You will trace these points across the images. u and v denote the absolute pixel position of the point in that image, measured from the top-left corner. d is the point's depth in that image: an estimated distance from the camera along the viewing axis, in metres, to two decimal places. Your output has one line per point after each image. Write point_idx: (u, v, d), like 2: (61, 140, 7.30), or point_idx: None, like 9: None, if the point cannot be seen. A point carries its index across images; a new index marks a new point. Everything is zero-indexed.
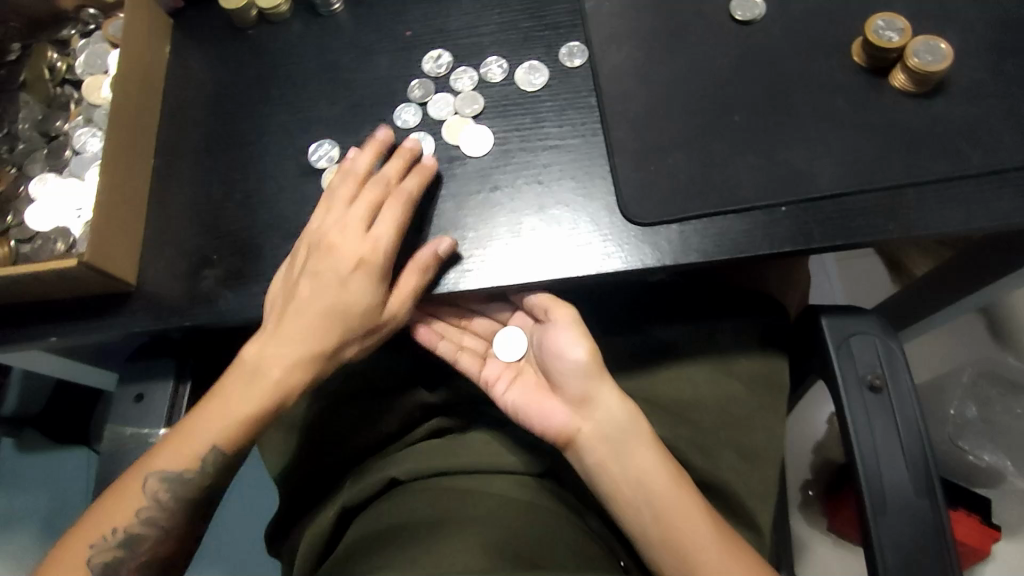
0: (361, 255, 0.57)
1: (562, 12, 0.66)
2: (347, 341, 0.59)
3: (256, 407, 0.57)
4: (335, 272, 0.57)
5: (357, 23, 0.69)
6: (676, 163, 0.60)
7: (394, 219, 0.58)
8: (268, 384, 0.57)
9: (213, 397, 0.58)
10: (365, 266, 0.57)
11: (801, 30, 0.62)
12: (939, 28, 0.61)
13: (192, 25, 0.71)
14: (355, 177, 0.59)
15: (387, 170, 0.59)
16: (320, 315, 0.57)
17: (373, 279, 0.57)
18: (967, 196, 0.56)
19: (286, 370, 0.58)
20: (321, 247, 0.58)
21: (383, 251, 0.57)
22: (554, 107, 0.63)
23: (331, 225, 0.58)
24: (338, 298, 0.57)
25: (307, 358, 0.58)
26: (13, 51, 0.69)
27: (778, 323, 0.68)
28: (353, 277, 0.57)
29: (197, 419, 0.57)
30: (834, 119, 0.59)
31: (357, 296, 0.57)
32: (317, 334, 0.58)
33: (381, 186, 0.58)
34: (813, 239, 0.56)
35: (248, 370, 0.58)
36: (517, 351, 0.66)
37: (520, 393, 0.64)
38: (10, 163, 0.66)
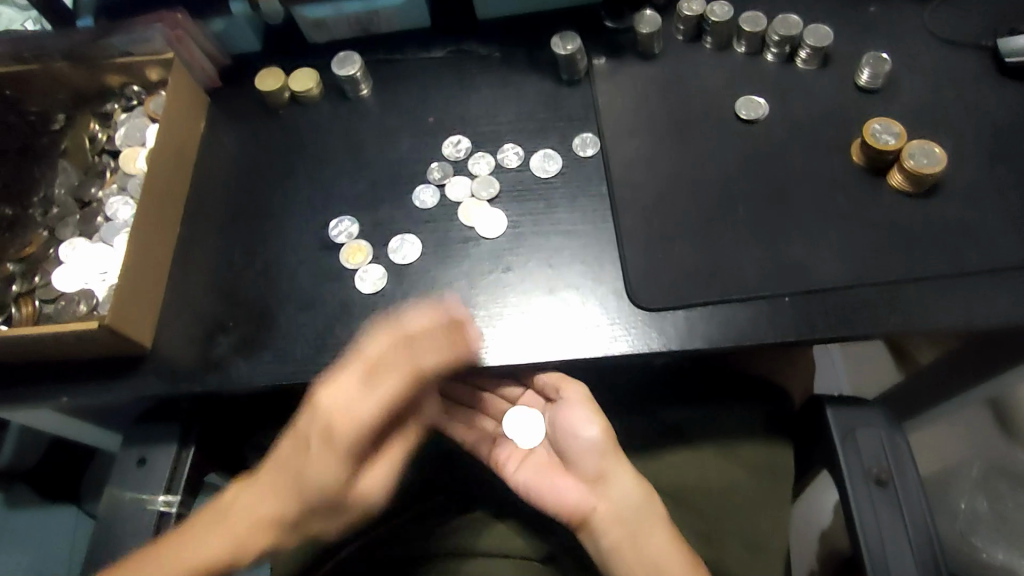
0: (334, 428, 0.52)
1: (576, 104, 0.70)
2: (311, 515, 0.56)
3: (205, 564, 0.55)
4: (309, 442, 0.53)
5: (382, 107, 0.73)
6: (682, 252, 0.62)
7: (393, 399, 0.53)
8: (232, 537, 0.56)
9: (174, 534, 0.56)
10: (348, 445, 0.53)
11: (802, 130, 0.66)
12: (935, 132, 0.64)
13: (227, 102, 0.75)
14: (389, 340, 0.53)
15: (420, 344, 0.53)
16: (290, 484, 0.55)
17: (346, 468, 0.54)
18: (966, 294, 0.57)
19: (251, 533, 0.57)
20: (315, 418, 0.53)
21: (360, 429, 0.52)
22: (566, 194, 0.66)
23: (336, 402, 0.52)
24: (306, 472, 0.54)
25: (271, 521, 0.57)
26: (58, 120, 0.73)
27: (781, 410, 0.69)
28: (322, 452, 0.53)
29: (148, 558, 0.55)
30: (834, 215, 0.62)
31: (325, 477, 0.53)
32: (284, 503, 0.56)
33: (399, 359, 0.53)
34: (816, 328, 0.57)
35: (222, 522, 0.57)
36: (524, 434, 0.67)
37: (533, 472, 0.63)
38: (43, 226, 0.69)
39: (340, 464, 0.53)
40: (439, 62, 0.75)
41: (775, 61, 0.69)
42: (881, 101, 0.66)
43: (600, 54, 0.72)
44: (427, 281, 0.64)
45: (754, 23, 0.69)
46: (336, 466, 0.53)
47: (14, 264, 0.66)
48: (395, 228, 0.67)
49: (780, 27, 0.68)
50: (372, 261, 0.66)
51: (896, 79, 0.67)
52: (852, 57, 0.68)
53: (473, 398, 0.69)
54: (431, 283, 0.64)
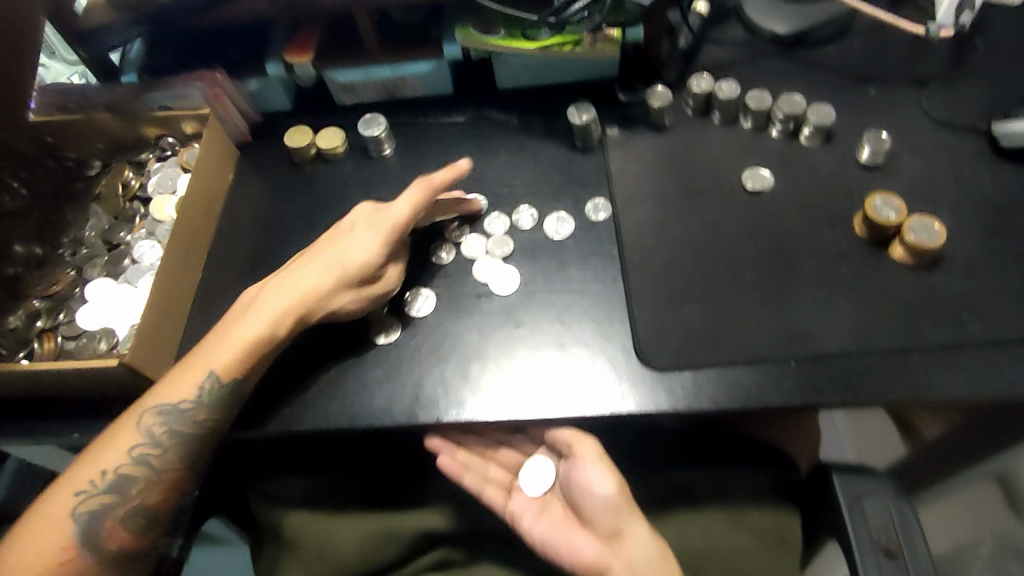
0: (373, 220, 0.65)
1: (590, 170, 0.74)
2: (344, 287, 0.63)
3: (249, 341, 0.60)
4: (344, 241, 0.64)
5: (404, 166, 0.77)
6: (690, 314, 0.63)
7: (422, 205, 0.65)
8: (272, 316, 0.61)
9: (219, 331, 0.61)
10: (391, 209, 0.64)
11: (806, 202, 0.68)
12: (934, 209, 0.66)
13: (256, 156, 0.79)
14: (423, 186, 0.65)
15: (438, 177, 0.65)
16: (325, 259, 0.63)
17: (381, 239, 0.63)
18: (970, 365, 0.58)
19: (289, 307, 0.61)
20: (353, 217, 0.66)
21: (394, 220, 0.64)
22: (578, 255, 0.68)
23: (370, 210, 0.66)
24: (342, 249, 0.63)
25: (302, 312, 0.62)
26: (94, 167, 0.77)
27: (789, 477, 0.69)
28: (363, 233, 0.64)
29: (196, 359, 0.60)
30: (839, 283, 0.63)
31: (365, 247, 0.63)
32: (319, 280, 0.62)
33: (425, 185, 0.65)
34: (821, 394, 0.58)
35: (259, 306, 0.62)
36: (540, 484, 0.66)
37: (548, 526, 0.63)
38: (71, 266, 0.71)
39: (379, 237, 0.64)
40: (460, 126, 0.78)
41: (780, 137, 0.73)
42: (881, 177, 0.69)
43: (613, 124, 0.75)
44: (440, 334, 0.65)
45: (760, 101, 0.72)
46: (385, 230, 0.64)
47: (41, 300, 0.69)
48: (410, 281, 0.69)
49: (785, 105, 0.71)
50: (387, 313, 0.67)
51: (896, 157, 0.70)
52: (853, 135, 0.72)
53: (489, 448, 0.68)
54: (443, 334, 0.65)
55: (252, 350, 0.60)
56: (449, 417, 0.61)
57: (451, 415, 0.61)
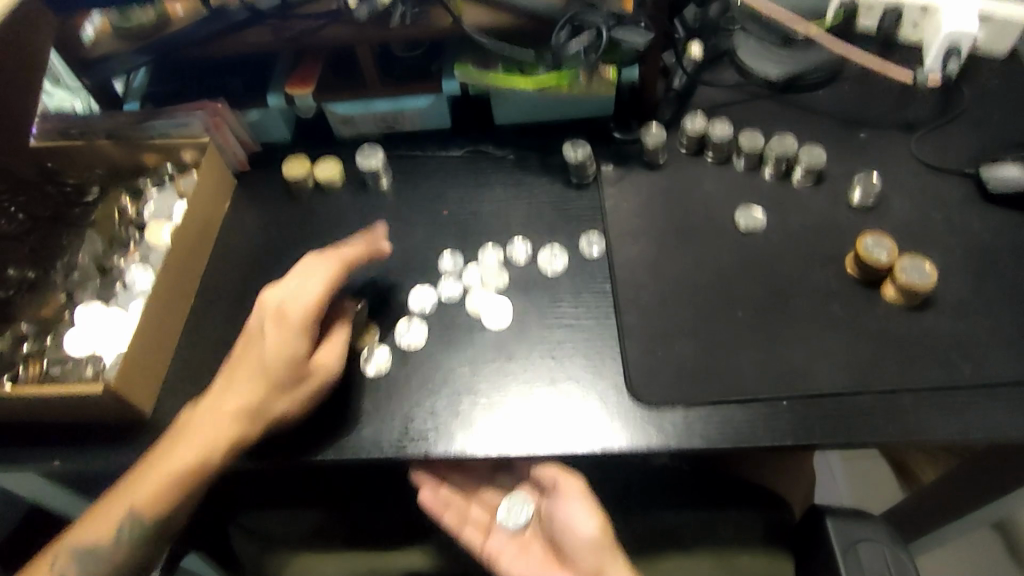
0: (289, 311, 0.59)
1: (584, 206, 0.74)
2: (272, 398, 0.58)
3: (169, 474, 0.57)
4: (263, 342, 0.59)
5: (400, 198, 0.77)
6: (682, 351, 0.63)
7: (334, 282, 0.61)
8: (191, 448, 0.57)
9: (144, 459, 0.59)
10: (297, 293, 0.60)
11: (798, 242, 0.69)
12: (924, 250, 0.67)
13: (254, 186, 0.80)
14: (331, 261, 0.63)
15: (346, 249, 0.63)
16: (248, 371, 0.59)
17: (295, 331, 0.58)
18: (963, 407, 0.58)
19: (209, 434, 0.57)
20: (266, 307, 0.60)
21: (307, 309, 0.59)
22: (571, 288, 0.68)
23: (281, 295, 0.60)
24: (264, 355, 0.58)
25: (227, 432, 0.57)
26: (92, 193, 0.77)
27: (783, 519, 0.67)
28: (278, 329, 0.58)
29: (117, 494, 0.58)
30: (831, 323, 0.63)
31: (284, 348, 0.58)
32: (241, 395, 0.58)
33: (333, 265, 0.62)
34: (814, 434, 0.57)
35: (184, 433, 0.58)
36: (520, 521, 0.65)
37: (526, 566, 0.62)
38: (62, 290, 0.71)
39: (293, 330, 0.58)
40: (457, 160, 0.79)
41: (773, 177, 0.74)
42: (873, 219, 0.70)
43: (608, 161, 0.76)
44: (430, 366, 0.65)
45: (753, 141, 0.73)
46: (295, 320, 0.58)
47: (29, 323, 0.68)
48: (402, 312, 0.69)
49: (777, 146, 0.72)
50: (378, 343, 0.66)
51: (887, 199, 0.71)
52: (845, 177, 0.73)
53: (471, 486, 0.68)
54: (434, 366, 0.65)
55: (176, 480, 0.57)
56: (436, 451, 0.60)
57: (437, 450, 0.60)
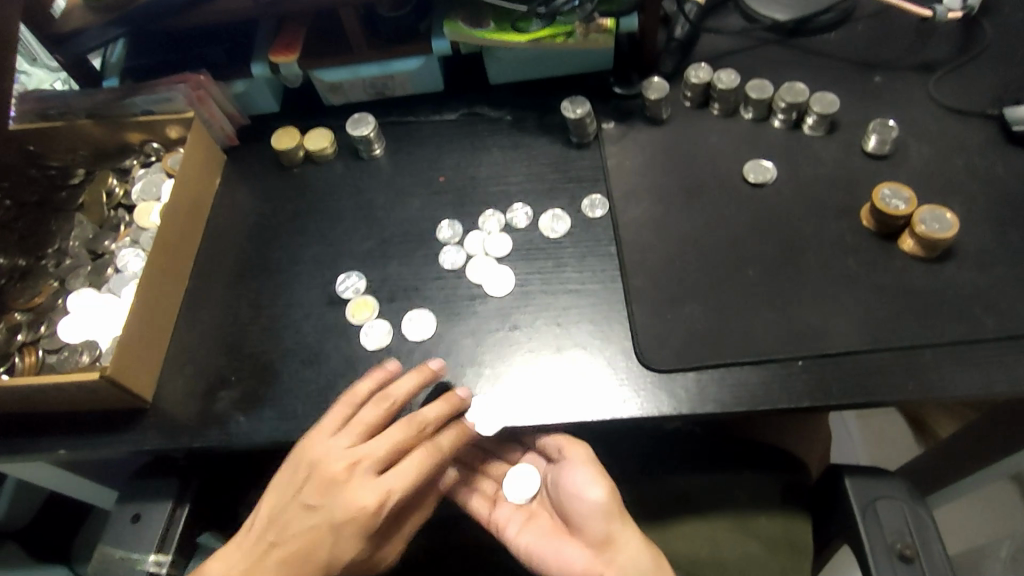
0: (361, 508, 0.54)
1: (586, 167, 0.71)
2: None
3: None
4: (327, 523, 0.54)
5: (395, 166, 0.74)
6: (692, 314, 0.61)
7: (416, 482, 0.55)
8: None
9: None
10: (374, 491, 0.54)
11: (809, 195, 0.66)
12: (944, 198, 0.64)
13: (243, 160, 0.77)
14: (408, 423, 0.56)
15: (427, 413, 0.56)
16: (301, 552, 0.54)
17: (365, 534, 0.54)
18: (985, 361, 0.55)
19: None
20: (336, 498, 0.54)
21: (383, 511, 0.54)
22: (575, 253, 0.66)
23: (356, 486, 0.54)
24: (325, 542, 0.54)
25: None
26: (78, 175, 0.75)
27: (796, 480, 0.66)
28: (346, 525, 0.54)
29: None
30: (845, 278, 0.61)
31: (349, 551, 0.54)
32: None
33: (411, 435, 0.56)
34: (831, 394, 0.55)
35: None
36: (525, 491, 0.64)
37: (534, 535, 0.61)
38: (54, 277, 0.69)
39: (364, 531, 0.54)
40: (452, 124, 0.76)
41: (783, 127, 0.70)
42: (888, 167, 0.66)
43: (609, 119, 0.73)
44: (434, 340, 0.63)
45: (761, 90, 0.70)
46: (368, 520, 0.54)
47: (23, 313, 0.67)
48: (403, 285, 0.67)
49: (787, 94, 0.69)
50: (378, 318, 0.65)
51: (902, 146, 0.67)
52: (859, 124, 0.69)
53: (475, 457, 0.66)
54: (436, 339, 0.63)
55: None
56: None
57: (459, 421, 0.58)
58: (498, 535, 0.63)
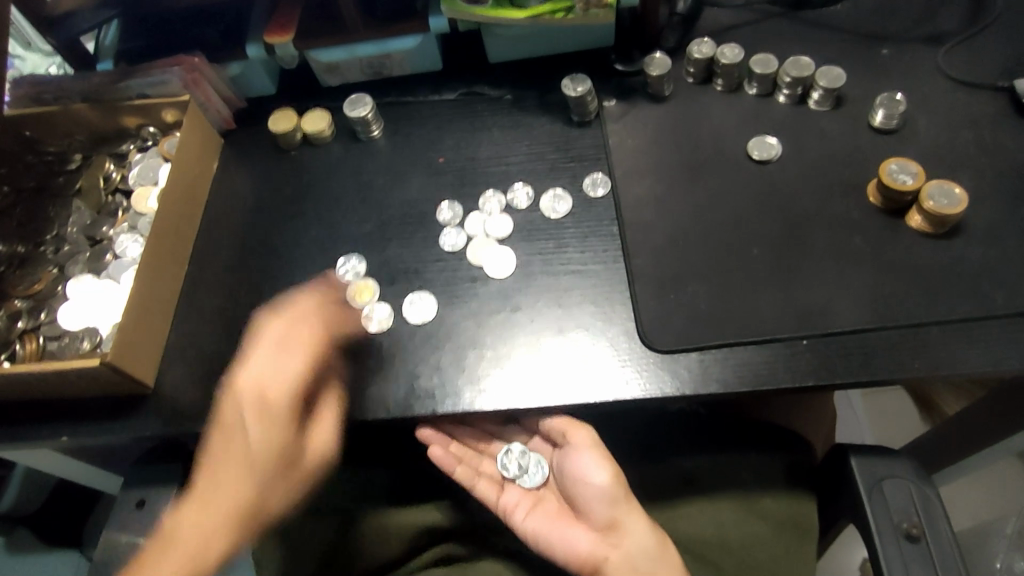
0: (263, 395, 0.59)
1: (588, 145, 0.70)
2: (276, 479, 0.60)
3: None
4: (241, 419, 0.58)
5: (393, 147, 0.74)
6: (695, 294, 0.60)
7: (312, 358, 0.60)
8: (186, 549, 0.54)
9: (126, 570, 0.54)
10: (263, 430, 0.59)
11: (815, 171, 0.65)
12: (952, 173, 0.63)
13: (241, 143, 0.76)
14: (292, 316, 0.61)
15: (309, 302, 0.63)
16: (233, 457, 0.58)
17: (286, 418, 0.60)
18: (994, 338, 0.55)
19: (214, 516, 0.57)
20: (237, 393, 0.59)
21: (288, 393, 0.60)
22: (576, 234, 0.65)
23: (255, 378, 0.59)
24: (246, 446, 0.58)
25: (232, 509, 0.58)
26: (75, 160, 0.74)
27: (802, 460, 0.66)
28: (251, 426, 0.59)
29: None
30: (851, 256, 0.60)
31: (274, 439, 0.60)
32: (243, 483, 0.58)
33: (303, 326, 0.61)
34: (836, 373, 0.55)
35: (168, 539, 0.55)
36: (532, 475, 0.64)
37: (541, 519, 0.61)
38: (53, 263, 0.69)
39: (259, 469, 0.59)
40: (450, 104, 0.75)
41: (787, 102, 0.69)
42: (895, 142, 0.65)
43: (610, 96, 0.72)
44: (435, 322, 0.63)
45: (766, 64, 0.68)
46: (261, 458, 0.59)
47: (23, 300, 0.66)
48: (404, 267, 0.66)
49: (792, 68, 0.67)
50: (379, 300, 0.64)
51: (909, 120, 0.66)
52: (865, 99, 0.68)
53: (483, 440, 0.66)
54: (437, 321, 0.63)
55: None
56: (447, 408, 0.58)
57: (464, 403, 0.58)
58: (504, 519, 0.62)
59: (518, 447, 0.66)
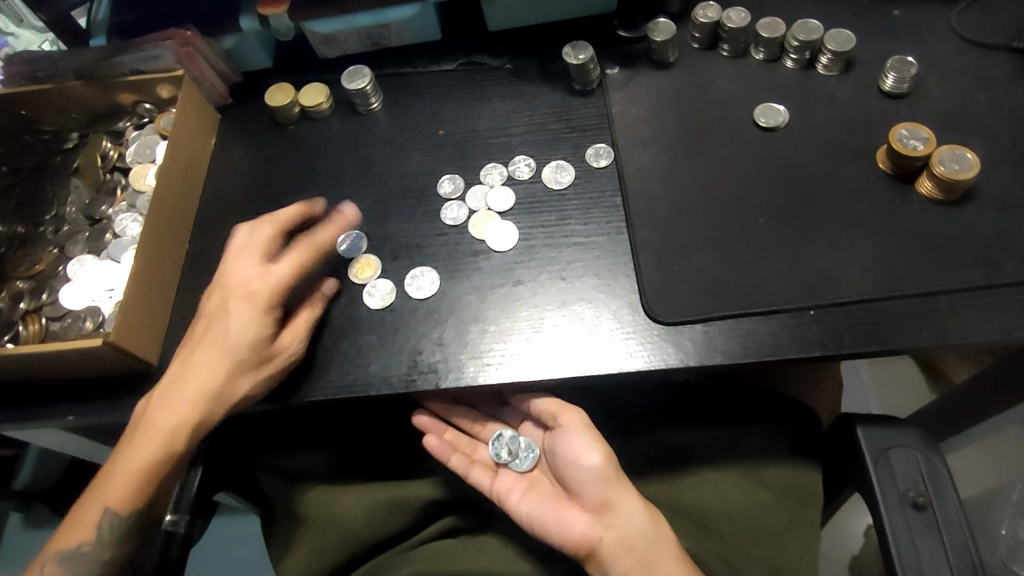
0: (244, 283, 0.57)
1: (590, 115, 0.69)
2: (242, 371, 0.55)
3: (145, 462, 0.54)
4: (220, 303, 0.58)
5: (393, 120, 0.72)
6: (700, 264, 0.59)
7: (292, 258, 0.59)
8: (158, 435, 0.54)
9: (110, 455, 0.56)
10: (242, 317, 0.56)
11: (824, 138, 0.63)
12: (964, 138, 0.61)
13: (238, 118, 0.75)
14: (273, 222, 0.61)
15: (284, 213, 0.62)
16: (210, 343, 0.56)
17: (254, 303, 0.57)
18: (1004, 306, 0.54)
19: (181, 404, 0.55)
20: (220, 282, 0.59)
21: (271, 282, 0.58)
22: (579, 206, 0.64)
23: (234, 266, 0.59)
24: (223, 329, 0.56)
25: (196, 397, 0.55)
26: (71, 139, 0.73)
27: (808, 430, 0.66)
28: (232, 306, 0.57)
29: (88, 496, 0.54)
30: (860, 224, 0.59)
31: (242, 322, 0.56)
32: (208, 368, 0.55)
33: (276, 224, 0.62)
34: (843, 343, 0.54)
35: (144, 426, 0.55)
36: (524, 460, 0.64)
37: (536, 503, 0.60)
38: (53, 243, 0.68)
39: (233, 354, 0.55)
40: (450, 75, 0.74)
41: (795, 67, 0.67)
42: (907, 106, 0.63)
43: (613, 64, 0.70)
44: (436, 296, 0.62)
45: (773, 28, 0.66)
46: (238, 341, 0.55)
47: (24, 281, 0.67)
48: (405, 243, 0.66)
49: (800, 32, 0.66)
50: (380, 276, 0.64)
51: (921, 84, 0.64)
52: (875, 62, 0.66)
53: (476, 425, 0.66)
54: (440, 296, 0.62)
55: (152, 472, 0.54)
56: (451, 381, 0.58)
57: (467, 377, 0.58)
58: (499, 504, 0.61)
59: (509, 432, 0.66)
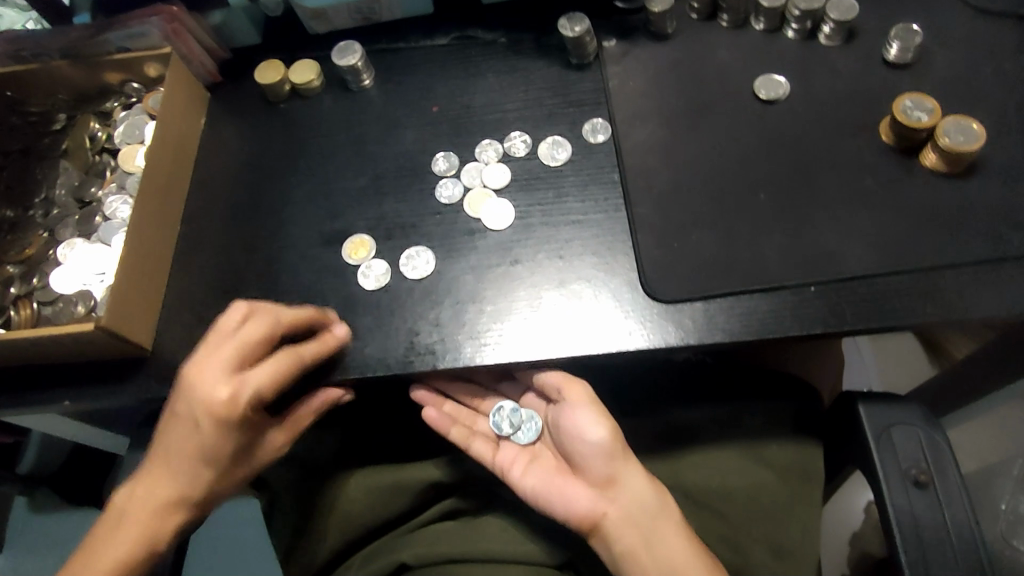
0: (218, 400, 0.51)
1: (587, 90, 0.67)
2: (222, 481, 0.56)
3: (118, 566, 0.53)
4: (191, 413, 0.52)
5: (386, 97, 0.71)
6: (699, 241, 0.58)
7: (276, 375, 0.53)
8: (134, 539, 0.54)
9: (83, 547, 0.55)
10: (216, 436, 0.53)
11: (826, 110, 0.62)
12: (969, 108, 0.60)
13: (228, 97, 0.74)
14: (270, 322, 0.54)
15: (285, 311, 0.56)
16: (186, 453, 0.53)
17: (230, 425, 0.52)
18: (1008, 280, 0.53)
19: (160, 507, 0.54)
20: (191, 388, 0.52)
21: (247, 401, 0.52)
22: (576, 182, 0.63)
23: (207, 375, 0.52)
24: (199, 442, 0.53)
25: (176, 502, 0.55)
26: (59, 120, 0.72)
27: (810, 408, 0.65)
28: (204, 422, 0.52)
29: None
30: (862, 198, 0.58)
31: (221, 441, 0.53)
32: (190, 477, 0.54)
33: (267, 325, 0.54)
34: (845, 319, 0.54)
35: (120, 525, 0.54)
36: (528, 433, 0.63)
37: (540, 477, 0.60)
38: (43, 227, 0.67)
39: (213, 465, 0.54)
40: (443, 50, 0.72)
41: (796, 38, 0.65)
42: (911, 77, 0.62)
43: (610, 36, 0.68)
44: (432, 277, 0.61)
45: None
46: (220, 457, 0.54)
47: (15, 265, 0.66)
48: (400, 223, 0.64)
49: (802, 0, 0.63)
50: (375, 257, 0.63)
51: (926, 53, 0.63)
52: (878, 31, 0.64)
53: (476, 398, 0.65)
54: (436, 277, 0.61)
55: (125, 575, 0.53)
56: (451, 363, 0.57)
57: (464, 358, 0.57)
58: (501, 477, 0.61)
59: (510, 405, 0.65)
